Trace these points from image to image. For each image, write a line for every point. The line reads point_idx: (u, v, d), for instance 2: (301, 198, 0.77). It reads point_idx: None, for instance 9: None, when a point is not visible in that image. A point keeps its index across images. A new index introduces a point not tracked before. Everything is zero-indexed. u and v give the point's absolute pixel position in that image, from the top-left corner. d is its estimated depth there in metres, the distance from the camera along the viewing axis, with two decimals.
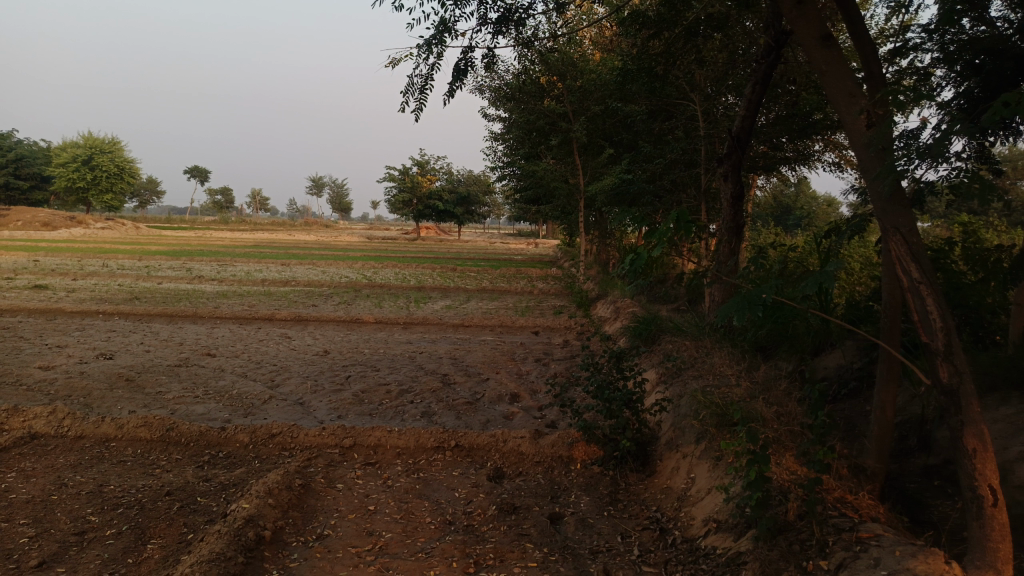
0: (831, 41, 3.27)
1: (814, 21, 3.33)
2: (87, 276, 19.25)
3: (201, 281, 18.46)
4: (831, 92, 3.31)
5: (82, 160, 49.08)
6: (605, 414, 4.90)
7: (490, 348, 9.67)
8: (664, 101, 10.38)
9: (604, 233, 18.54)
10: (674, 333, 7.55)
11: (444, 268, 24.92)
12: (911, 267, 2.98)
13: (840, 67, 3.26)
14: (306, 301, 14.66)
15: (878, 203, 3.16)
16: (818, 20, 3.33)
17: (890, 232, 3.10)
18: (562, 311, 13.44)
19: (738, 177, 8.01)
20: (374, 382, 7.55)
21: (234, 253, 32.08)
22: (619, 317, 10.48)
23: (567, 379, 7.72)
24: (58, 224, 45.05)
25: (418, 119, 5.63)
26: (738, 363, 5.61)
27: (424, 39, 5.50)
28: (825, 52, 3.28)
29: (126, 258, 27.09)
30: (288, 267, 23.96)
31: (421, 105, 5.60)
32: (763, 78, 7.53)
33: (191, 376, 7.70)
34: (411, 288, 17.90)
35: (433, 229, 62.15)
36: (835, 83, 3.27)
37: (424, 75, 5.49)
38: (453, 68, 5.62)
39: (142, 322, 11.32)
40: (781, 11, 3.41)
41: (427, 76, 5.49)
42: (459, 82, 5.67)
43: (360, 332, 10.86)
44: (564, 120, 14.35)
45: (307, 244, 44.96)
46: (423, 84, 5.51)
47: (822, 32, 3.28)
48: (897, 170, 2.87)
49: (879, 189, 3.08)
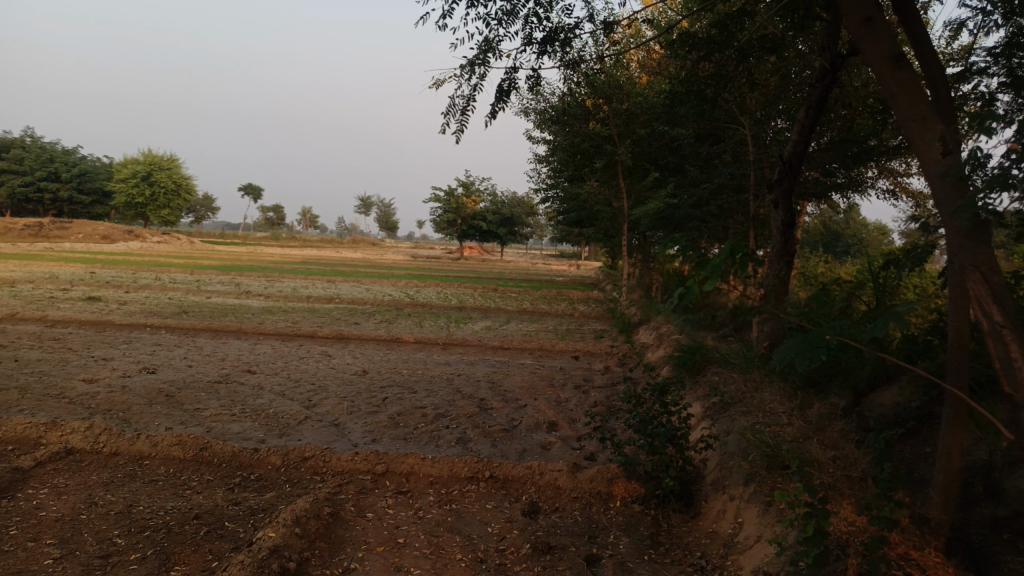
0: (903, 61, 3.06)
1: (885, 40, 3.11)
2: (139, 289, 19.72)
3: (247, 297, 18.69)
4: (902, 116, 3.09)
5: (141, 176, 50.74)
6: (647, 450, 4.67)
7: (529, 373, 9.48)
8: (713, 124, 10.15)
9: (648, 257, 18.24)
10: (720, 364, 7.25)
11: (487, 288, 24.87)
12: (993, 310, 2.76)
13: (912, 89, 3.04)
14: (348, 319, 14.68)
15: (954, 238, 2.94)
16: (888, 39, 3.12)
17: (968, 270, 2.88)
18: (604, 335, 13.18)
19: (790, 204, 7.71)
20: (410, 405, 7.42)
21: (281, 269, 32.66)
22: (663, 344, 10.19)
23: (608, 408, 7.48)
24: (116, 238, 46.59)
25: (460, 141, 5.53)
26: (789, 399, 5.32)
27: (467, 59, 5.41)
28: (896, 74, 3.06)
29: (178, 272, 27.67)
30: (333, 284, 24.20)
31: (462, 126, 5.50)
32: (818, 102, 7.27)
33: (229, 393, 7.67)
34: (453, 308, 17.83)
35: (478, 248, 62.41)
36: (907, 106, 3.05)
37: (466, 95, 5.39)
38: (495, 89, 5.52)
39: (187, 336, 11.45)
40: (846, 28, 3.21)
41: (469, 96, 5.40)
42: (501, 103, 5.56)
43: (400, 352, 10.79)
44: (610, 142, 14.19)
45: (353, 260, 45.47)
46: (465, 105, 5.42)
47: (892, 53, 3.07)
48: (981, 205, 2.65)
49: (956, 223, 2.86)
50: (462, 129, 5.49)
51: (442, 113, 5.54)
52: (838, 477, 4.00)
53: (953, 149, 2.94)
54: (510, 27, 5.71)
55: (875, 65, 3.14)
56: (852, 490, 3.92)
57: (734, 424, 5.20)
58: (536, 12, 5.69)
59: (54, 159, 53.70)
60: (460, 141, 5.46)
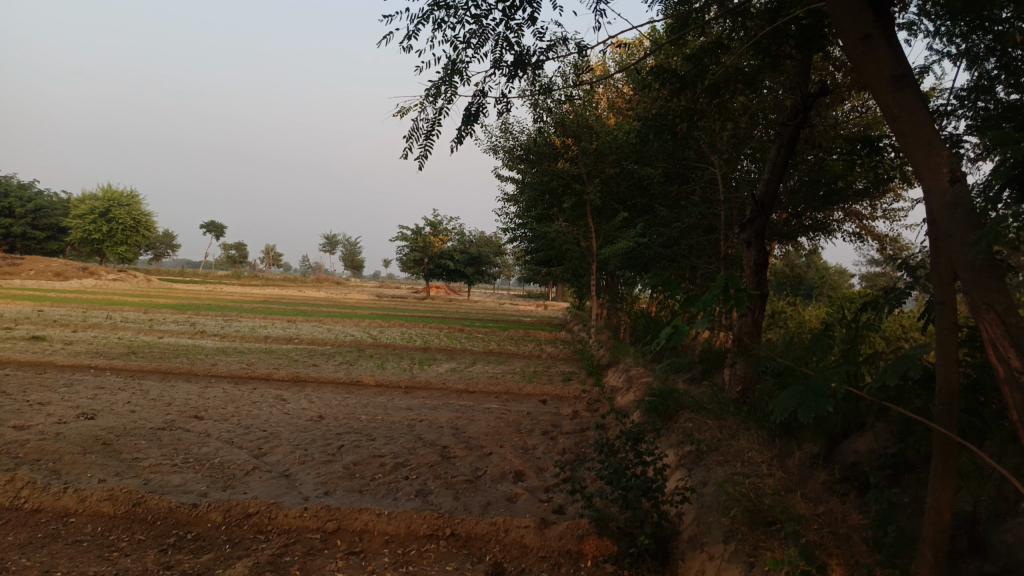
0: (905, 81, 2.97)
1: (885, 60, 3.03)
2: (89, 328, 18.91)
3: (203, 337, 18.00)
4: (905, 141, 2.97)
5: (99, 213, 49.51)
6: (621, 504, 4.35)
7: (495, 418, 9.12)
8: (682, 164, 10.07)
9: (615, 298, 18.12)
10: (692, 410, 7.00)
11: (452, 329, 24.47)
12: (1011, 353, 2.59)
13: (915, 113, 2.94)
14: (308, 360, 14.16)
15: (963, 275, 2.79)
16: (890, 58, 3.03)
17: (981, 310, 2.72)
18: (572, 378, 12.89)
19: (762, 244, 7.57)
20: (368, 453, 7.00)
21: (242, 308, 31.86)
22: (632, 388, 9.93)
23: (576, 456, 7.15)
24: (70, 275, 45.23)
25: (422, 167, 5.26)
26: (766, 447, 5.08)
27: (433, 82, 5.18)
28: (900, 95, 2.96)
29: (132, 311, 26.72)
30: (294, 325, 23.56)
31: (425, 152, 5.24)
32: (790, 141, 7.24)
33: (173, 441, 7.15)
34: (417, 349, 17.39)
35: (444, 288, 61.99)
36: (911, 131, 2.93)
37: (431, 119, 5.14)
38: (462, 113, 5.28)
39: (134, 378, 10.86)
40: (845, 47, 3.13)
41: (434, 120, 5.15)
42: (468, 129, 5.33)
43: (360, 396, 10.34)
44: (578, 181, 14.11)
45: (317, 300, 44.68)
46: (430, 129, 5.16)
47: (894, 72, 2.98)
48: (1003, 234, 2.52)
49: (969, 258, 2.72)
50: (425, 155, 5.23)
51: (405, 138, 5.28)
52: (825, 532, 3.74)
53: (961, 177, 2.83)
54: (479, 51, 5.52)
55: (874, 85, 3.05)
56: (839, 549, 3.66)
57: (710, 474, 4.93)
58: (505, 36, 5.52)
59: (8, 193, 52.20)
60: (423, 167, 5.19)
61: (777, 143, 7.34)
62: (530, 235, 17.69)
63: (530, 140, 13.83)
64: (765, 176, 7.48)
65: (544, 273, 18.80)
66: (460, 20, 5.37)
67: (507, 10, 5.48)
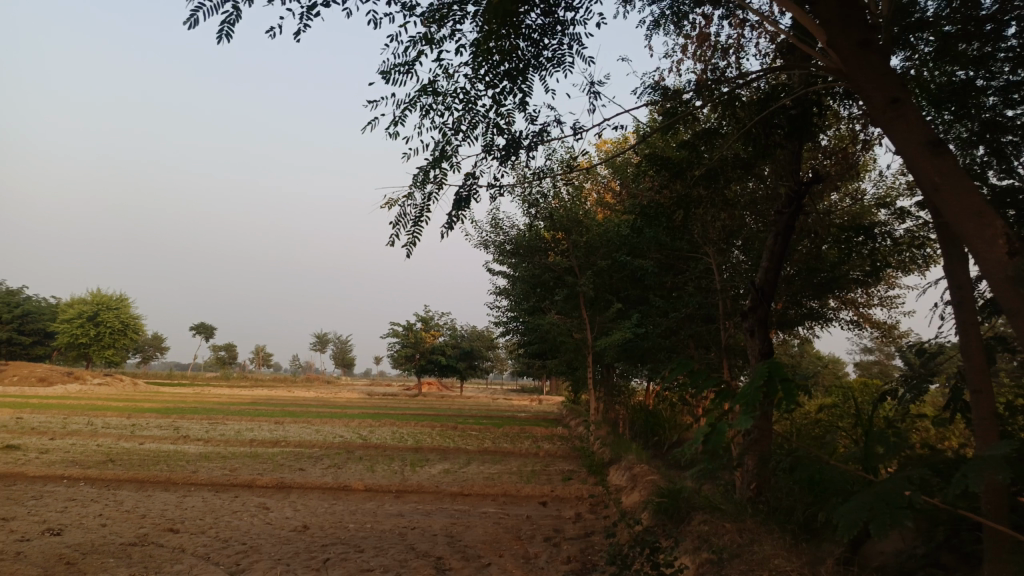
0: (941, 147, 3.03)
1: (919, 127, 3.10)
2: (67, 435, 18.18)
3: (186, 442, 17.30)
4: (949, 208, 2.98)
5: (87, 316, 49.04)
6: None
7: (492, 524, 8.55)
8: (676, 253, 9.97)
9: (612, 391, 17.70)
10: (704, 512, 6.53)
11: (445, 426, 23.78)
12: None
13: (957, 179, 2.97)
14: (295, 465, 13.52)
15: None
16: (923, 126, 3.10)
17: None
18: (571, 477, 12.33)
19: (765, 332, 7.25)
20: (356, 568, 6.43)
21: (229, 410, 31.04)
22: (636, 487, 9.41)
23: (581, 565, 6.63)
24: (54, 380, 44.29)
25: (411, 254, 5.06)
26: (792, 555, 4.64)
27: (422, 167, 5.08)
28: (939, 160, 3.01)
29: (115, 416, 25.89)
30: (281, 426, 22.82)
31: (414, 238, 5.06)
32: (786, 229, 7.08)
33: (144, 558, 6.57)
34: (409, 450, 16.74)
35: (436, 384, 61.11)
36: (956, 197, 2.95)
37: (421, 203, 5.01)
38: (453, 197, 5.16)
39: (108, 488, 10.23)
40: (875, 113, 3.23)
41: (424, 205, 5.02)
42: (459, 213, 5.20)
43: (348, 502, 9.76)
44: (570, 274, 13.98)
45: (307, 400, 43.75)
46: (420, 214, 5.02)
47: (931, 138, 3.04)
48: None
49: None
50: (414, 241, 5.04)
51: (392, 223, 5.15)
52: None
53: (1014, 244, 2.84)
54: (469, 136, 5.47)
55: (909, 153, 3.09)
56: None
57: None
58: (496, 122, 5.45)
59: None
60: (411, 254, 5.00)
61: (774, 231, 7.19)
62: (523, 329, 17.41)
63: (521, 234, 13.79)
64: (764, 263, 7.29)
65: (538, 367, 18.43)
66: (448, 107, 5.38)
67: (498, 95, 5.45)
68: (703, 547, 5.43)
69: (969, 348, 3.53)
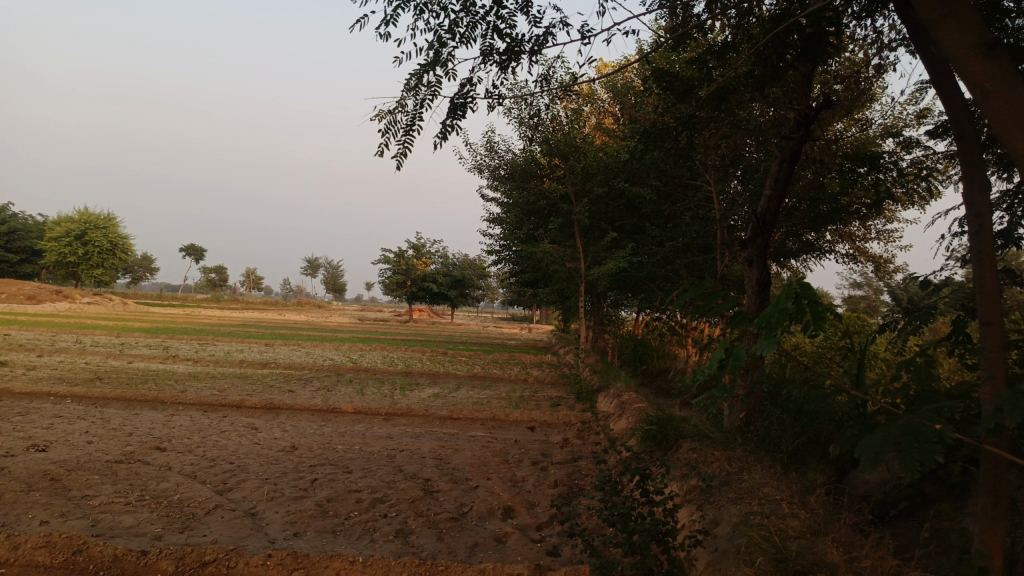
0: (998, 49, 2.68)
1: (973, 28, 2.74)
2: (55, 353, 18.11)
3: (175, 362, 17.27)
4: (996, 122, 2.65)
5: (74, 236, 48.40)
6: (628, 551, 3.84)
7: (480, 447, 8.56)
8: (675, 181, 9.70)
9: (603, 320, 17.69)
10: (694, 438, 6.51)
11: (435, 352, 23.87)
12: None
13: (1011, 88, 2.62)
14: (284, 386, 13.52)
15: None
16: (978, 26, 2.74)
17: None
18: (560, 403, 12.39)
19: (764, 262, 7.07)
20: (344, 489, 6.41)
21: (219, 332, 31.04)
22: (625, 414, 9.44)
23: (569, 490, 6.64)
24: (43, 298, 44.10)
25: (401, 166, 4.85)
26: (783, 483, 4.59)
27: (413, 71, 4.79)
28: (993, 66, 2.66)
29: (104, 334, 25.83)
30: (272, 348, 22.84)
31: (404, 150, 4.84)
32: (792, 156, 6.79)
33: (129, 475, 6.52)
34: (399, 374, 16.78)
35: (427, 311, 61.28)
36: (1007, 108, 2.61)
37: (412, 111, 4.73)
38: (447, 104, 4.87)
39: (95, 406, 10.17)
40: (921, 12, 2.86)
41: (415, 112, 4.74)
42: (453, 122, 4.91)
43: (337, 424, 9.76)
44: (565, 201, 13.67)
45: (298, 323, 43.86)
46: (410, 123, 4.75)
47: (987, 39, 2.68)
48: None
49: None
50: (404, 152, 4.83)
51: (382, 132, 4.97)
52: None
53: None
54: (466, 40, 5.17)
55: (959, 55, 2.75)
56: None
57: (724, 514, 4.43)
58: (494, 26, 5.12)
59: None
60: (401, 166, 4.79)
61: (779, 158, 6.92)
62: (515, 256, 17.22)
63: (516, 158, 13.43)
64: (766, 191, 7.06)
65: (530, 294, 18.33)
66: (443, 8, 5.05)
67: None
68: (693, 474, 5.40)
69: (984, 281, 3.29)
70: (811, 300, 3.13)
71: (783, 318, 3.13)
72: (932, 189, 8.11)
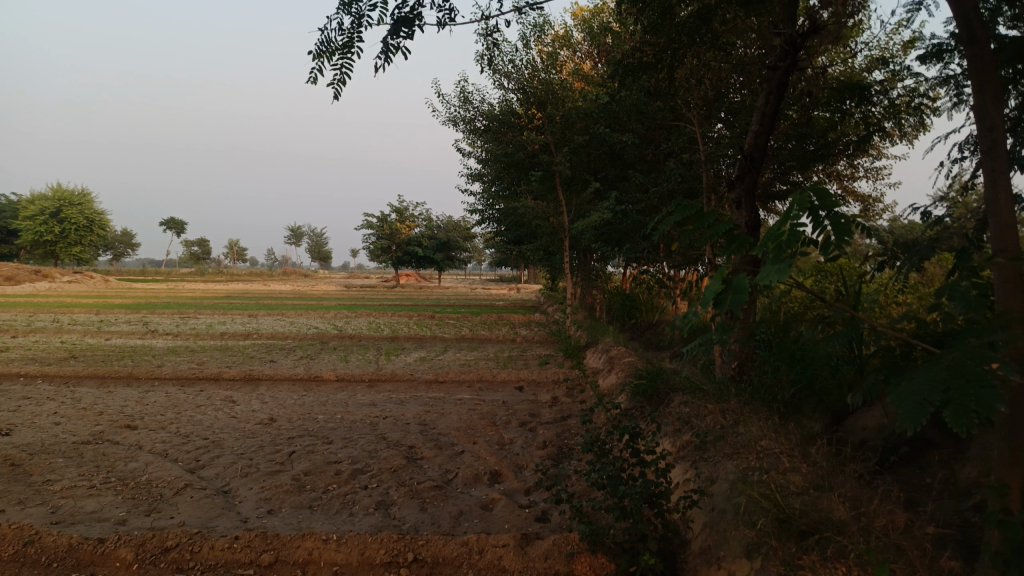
0: None
1: None
2: (31, 333, 17.65)
3: (154, 337, 16.84)
4: None
5: (50, 213, 47.38)
6: (619, 515, 3.57)
7: (466, 410, 8.28)
8: (658, 124, 9.28)
9: (590, 275, 17.41)
10: (686, 391, 6.24)
11: (422, 315, 23.56)
12: None
13: None
14: (266, 357, 13.16)
15: None
16: None
17: None
18: (548, 361, 12.14)
19: (753, 204, 6.72)
20: (323, 461, 6.12)
21: (202, 305, 30.65)
22: (614, 369, 9.18)
23: (558, 450, 6.38)
24: (21, 279, 43.32)
25: (340, 97, 4.22)
26: (781, 434, 4.32)
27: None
28: None
29: (83, 313, 25.21)
30: (255, 319, 22.45)
31: (342, 78, 4.22)
32: (779, 87, 6.42)
33: (96, 457, 6.20)
34: (384, 339, 16.45)
35: (413, 275, 60.75)
36: None
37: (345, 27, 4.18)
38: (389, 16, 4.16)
39: (67, 385, 9.82)
40: None
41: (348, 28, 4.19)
42: (399, 36, 4.19)
43: (318, 393, 9.45)
44: (546, 152, 13.22)
45: (283, 293, 43.35)
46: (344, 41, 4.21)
47: None
48: None
49: None
50: (343, 81, 4.19)
51: (312, 55, 4.32)
52: (877, 547, 2.97)
53: None
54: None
55: None
56: (898, 568, 2.90)
57: (720, 471, 4.16)
58: None
59: None
60: (340, 96, 4.22)
61: (765, 90, 6.55)
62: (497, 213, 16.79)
63: (492, 109, 12.92)
64: (753, 127, 6.69)
65: (515, 252, 17.98)
66: None
67: None
68: (686, 429, 5.14)
69: (997, 205, 2.94)
70: (829, 215, 2.86)
71: (794, 237, 2.86)
72: (922, 121, 7.78)
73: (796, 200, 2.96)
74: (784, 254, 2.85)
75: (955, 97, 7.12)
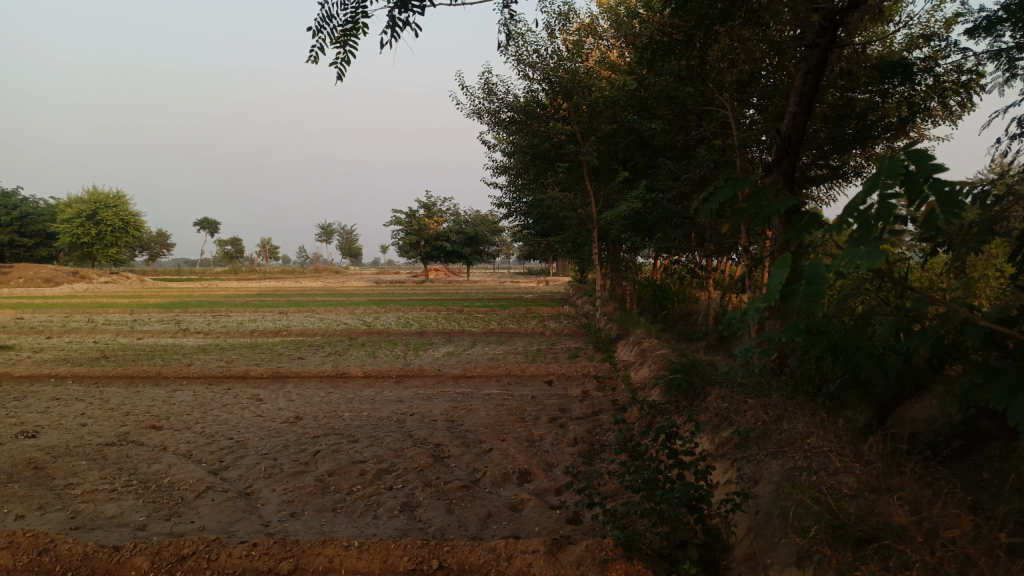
0: None
1: None
2: (66, 333, 17.84)
3: (185, 335, 16.91)
4: None
5: (86, 215, 48.20)
6: (656, 521, 3.32)
7: (494, 406, 8.08)
8: (688, 107, 8.94)
9: (620, 266, 17.08)
10: (724, 385, 5.95)
11: (450, 310, 23.41)
12: None
13: None
14: (294, 354, 13.10)
15: None
16: None
17: None
18: (578, 354, 11.89)
19: (793, 187, 6.38)
20: (348, 460, 5.96)
21: (234, 302, 30.90)
22: (647, 362, 8.90)
23: (589, 448, 6.13)
24: (59, 280, 44.15)
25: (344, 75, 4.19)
26: (829, 431, 4.04)
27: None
28: None
29: (118, 312, 25.51)
30: (285, 316, 22.50)
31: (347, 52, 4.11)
32: (818, 65, 6.06)
33: (120, 459, 6.11)
34: (412, 334, 16.32)
35: (442, 270, 60.76)
36: None
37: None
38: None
39: (96, 386, 9.81)
40: None
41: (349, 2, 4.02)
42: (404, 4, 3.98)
43: (345, 390, 9.32)
44: (573, 142, 12.93)
45: (314, 289, 43.61)
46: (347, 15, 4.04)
47: None
48: None
49: None
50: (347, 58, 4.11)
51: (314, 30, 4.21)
52: (942, 556, 2.70)
53: None
54: None
55: None
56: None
57: (763, 471, 3.89)
58: None
59: None
60: (343, 73, 4.15)
61: (803, 69, 6.20)
62: (524, 204, 16.53)
63: (517, 99, 12.65)
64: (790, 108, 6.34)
65: (543, 244, 17.70)
66: None
67: None
68: (726, 426, 4.86)
69: None
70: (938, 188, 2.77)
71: (884, 216, 2.70)
72: (970, 96, 7.37)
73: (888, 169, 2.81)
74: (872, 237, 2.73)
75: (1006, 70, 6.72)
